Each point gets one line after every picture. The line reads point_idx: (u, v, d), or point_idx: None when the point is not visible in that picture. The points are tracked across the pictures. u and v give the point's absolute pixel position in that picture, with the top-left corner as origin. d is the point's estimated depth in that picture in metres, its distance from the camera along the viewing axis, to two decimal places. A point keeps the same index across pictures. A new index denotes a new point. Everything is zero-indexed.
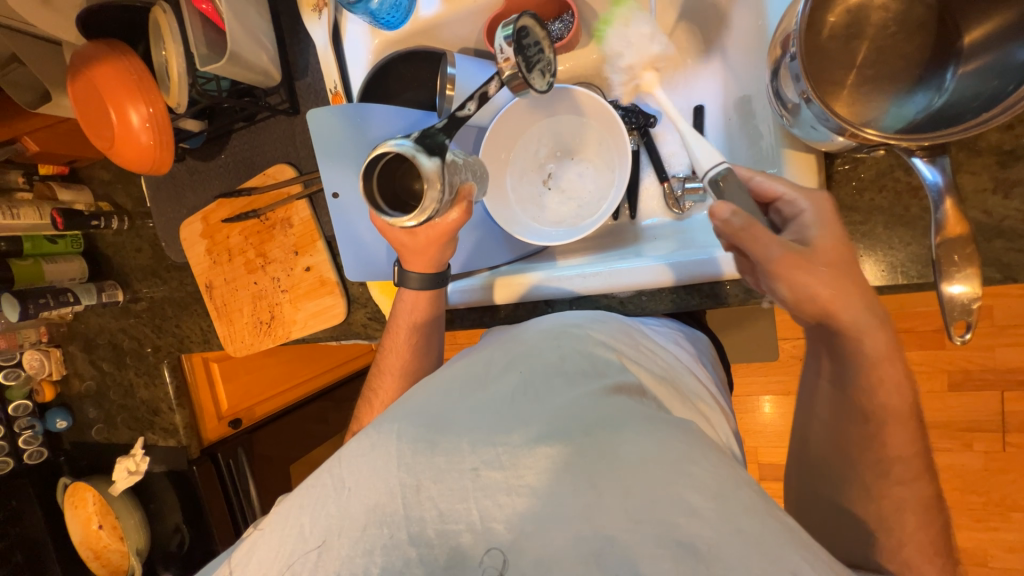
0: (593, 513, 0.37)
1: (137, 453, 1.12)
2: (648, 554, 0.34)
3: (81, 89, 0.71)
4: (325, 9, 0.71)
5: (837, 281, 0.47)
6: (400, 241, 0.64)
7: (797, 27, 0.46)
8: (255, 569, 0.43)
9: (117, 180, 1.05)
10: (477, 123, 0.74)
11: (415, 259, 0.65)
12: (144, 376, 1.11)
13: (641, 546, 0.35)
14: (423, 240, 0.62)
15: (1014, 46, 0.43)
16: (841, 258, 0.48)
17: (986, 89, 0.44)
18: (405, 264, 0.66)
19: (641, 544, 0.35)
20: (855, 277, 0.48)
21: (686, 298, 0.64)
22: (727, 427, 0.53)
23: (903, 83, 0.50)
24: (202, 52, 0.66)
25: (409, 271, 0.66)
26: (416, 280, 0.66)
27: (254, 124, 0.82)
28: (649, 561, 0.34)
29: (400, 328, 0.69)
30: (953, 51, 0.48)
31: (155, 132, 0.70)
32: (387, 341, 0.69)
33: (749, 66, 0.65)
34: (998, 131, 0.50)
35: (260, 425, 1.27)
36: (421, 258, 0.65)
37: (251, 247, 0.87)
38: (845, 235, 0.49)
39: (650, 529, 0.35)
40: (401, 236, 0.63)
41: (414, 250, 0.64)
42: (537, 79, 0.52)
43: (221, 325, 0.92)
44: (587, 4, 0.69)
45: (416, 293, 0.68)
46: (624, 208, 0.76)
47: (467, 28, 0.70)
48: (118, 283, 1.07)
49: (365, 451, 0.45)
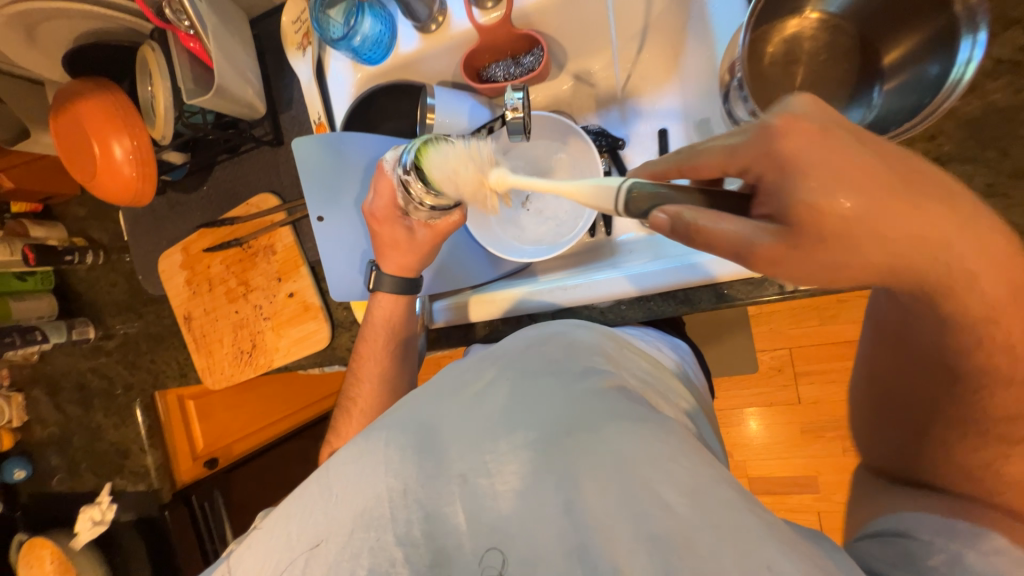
0: (574, 509, 0.38)
1: (103, 500, 1.04)
2: (625, 548, 0.36)
3: (63, 122, 0.72)
4: (309, 47, 0.75)
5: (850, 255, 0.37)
6: (392, 240, 0.68)
7: (742, 54, 0.50)
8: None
9: (93, 216, 1.04)
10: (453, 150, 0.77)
11: (393, 260, 0.70)
12: (114, 417, 1.06)
13: (619, 541, 0.36)
14: (422, 240, 0.68)
15: (925, 64, 0.49)
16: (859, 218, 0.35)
17: (907, 103, 0.50)
18: (385, 265, 0.70)
19: (619, 539, 0.36)
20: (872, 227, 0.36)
21: (661, 305, 0.67)
22: (707, 421, 0.55)
23: (838, 101, 0.57)
24: (189, 87, 0.68)
25: (385, 273, 0.70)
26: (390, 281, 0.70)
27: (238, 155, 0.83)
28: (626, 557, 0.35)
29: (379, 334, 0.71)
30: (877, 72, 0.54)
31: (138, 164, 0.71)
32: (361, 347, 0.72)
33: (701, 90, 0.73)
34: (922, 141, 0.53)
35: (238, 464, 1.21)
36: (404, 257, 0.69)
37: (233, 275, 0.87)
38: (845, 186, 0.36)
39: (628, 523, 0.37)
40: (397, 234, 0.68)
41: (406, 249, 0.69)
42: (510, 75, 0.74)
43: (200, 357, 0.91)
44: (556, 41, 0.75)
45: (389, 295, 0.71)
46: (599, 225, 0.80)
47: (444, 62, 0.75)
48: (90, 320, 1.04)
49: (354, 459, 0.45)
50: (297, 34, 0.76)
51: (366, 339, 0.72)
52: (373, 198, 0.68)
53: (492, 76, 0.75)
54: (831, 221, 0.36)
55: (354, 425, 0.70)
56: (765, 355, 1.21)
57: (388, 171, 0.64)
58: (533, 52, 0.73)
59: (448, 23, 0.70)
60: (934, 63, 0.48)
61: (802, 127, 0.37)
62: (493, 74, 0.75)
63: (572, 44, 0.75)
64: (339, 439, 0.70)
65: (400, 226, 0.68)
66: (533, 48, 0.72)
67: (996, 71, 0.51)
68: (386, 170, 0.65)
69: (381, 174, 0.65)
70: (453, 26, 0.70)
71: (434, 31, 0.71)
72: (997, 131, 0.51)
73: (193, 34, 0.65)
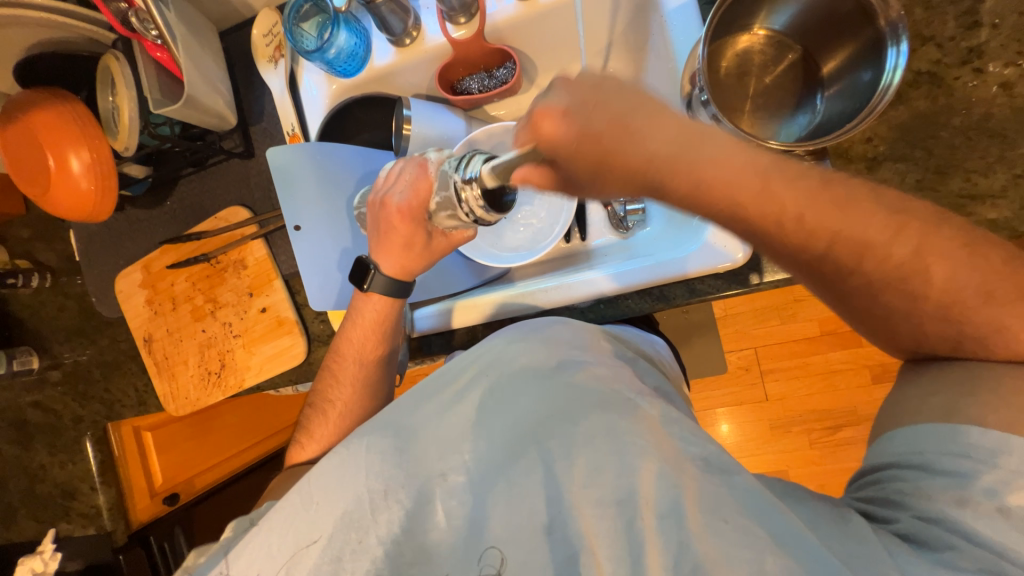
0: (548, 489, 0.40)
1: (46, 549, 0.93)
2: (591, 513, 0.38)
3: (16, 134, 0.69)
4: (281, 59, 0.75)
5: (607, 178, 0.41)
6: (404, 240, 0.64)
7: (701, 64, 0.53)
8: None
9: (39, 237, 0.98)
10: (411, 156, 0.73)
11: (394, 260, 0.65)
12: (61, 453, 0.97)
13: (585, 508, 0.39)
14: (434, 249, 0.65)
15: (860, 71, 0.55)
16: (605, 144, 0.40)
17: (847, 106, 0.56)
18: (384, 264, 0.66)
19: (585, 507, 0.39)
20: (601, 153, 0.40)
21: (638, 303, 0.69)
22: (681, 397, 0.58)
23: (787, 108, 0.62)
24: (157, 97, 0.66)
25: (381, 273, 0.66)
26: (385, 282, 0.66)
27: (205, 168, 0.81)
28: (592, 521, 0.38)
29: (349, 357, 0.68)
30: (818, 81, 0.61)
31: (96, 177, 0.68)
32: (343, 345, 0.68)
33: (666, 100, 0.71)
34: (861, 142, 0.59)
35: (200, 500, 1.12)
36: (401, 262, 0.65)
37: (199, 293, 0.83)
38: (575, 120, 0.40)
39: (596, 492, 0.39)
40: (404, 233, 0.64)
41: (413, 256, 0.65)
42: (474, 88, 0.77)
43: (162, 381, 0.85)
44: (526, 57, 0.78)
45: (381, 297, 0.67)
46: (575, 232, 0.82)
47: (419, 75, 0.77)
48: (35, 348, 0.96)
49: (334, 467, 0.44)
50: (269, 47, 0.75)
51: (352, 339, 0.68)
52: (403, 193, 0.62)
53: (466, 89, 0.78)
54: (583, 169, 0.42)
55: (330, 428, 0.65)
56: (732, 355, 1.26)
57: (433, 171, 0.60)
58: (506, 66, 0.76)
59: (423, 38, 0.72)
60: (866, 70, 0.54)
61: (549, 115, 0.41)
62: (468, 87, 0.78)
63: (542, 60, 0.79)
64: (314, 442, 0.65)
65: (420, 231, 0.64)
66: (505, 61, 0.75)
67: (917, 81, 0.58)
68: (429, 170, 0.61)
69: (422, 171, 0.61)
70: (428, 40, 0.72)
71: (409, 44, 0.73)
72: (921, 133, 0.58)
73: (160, 44, 0.65)
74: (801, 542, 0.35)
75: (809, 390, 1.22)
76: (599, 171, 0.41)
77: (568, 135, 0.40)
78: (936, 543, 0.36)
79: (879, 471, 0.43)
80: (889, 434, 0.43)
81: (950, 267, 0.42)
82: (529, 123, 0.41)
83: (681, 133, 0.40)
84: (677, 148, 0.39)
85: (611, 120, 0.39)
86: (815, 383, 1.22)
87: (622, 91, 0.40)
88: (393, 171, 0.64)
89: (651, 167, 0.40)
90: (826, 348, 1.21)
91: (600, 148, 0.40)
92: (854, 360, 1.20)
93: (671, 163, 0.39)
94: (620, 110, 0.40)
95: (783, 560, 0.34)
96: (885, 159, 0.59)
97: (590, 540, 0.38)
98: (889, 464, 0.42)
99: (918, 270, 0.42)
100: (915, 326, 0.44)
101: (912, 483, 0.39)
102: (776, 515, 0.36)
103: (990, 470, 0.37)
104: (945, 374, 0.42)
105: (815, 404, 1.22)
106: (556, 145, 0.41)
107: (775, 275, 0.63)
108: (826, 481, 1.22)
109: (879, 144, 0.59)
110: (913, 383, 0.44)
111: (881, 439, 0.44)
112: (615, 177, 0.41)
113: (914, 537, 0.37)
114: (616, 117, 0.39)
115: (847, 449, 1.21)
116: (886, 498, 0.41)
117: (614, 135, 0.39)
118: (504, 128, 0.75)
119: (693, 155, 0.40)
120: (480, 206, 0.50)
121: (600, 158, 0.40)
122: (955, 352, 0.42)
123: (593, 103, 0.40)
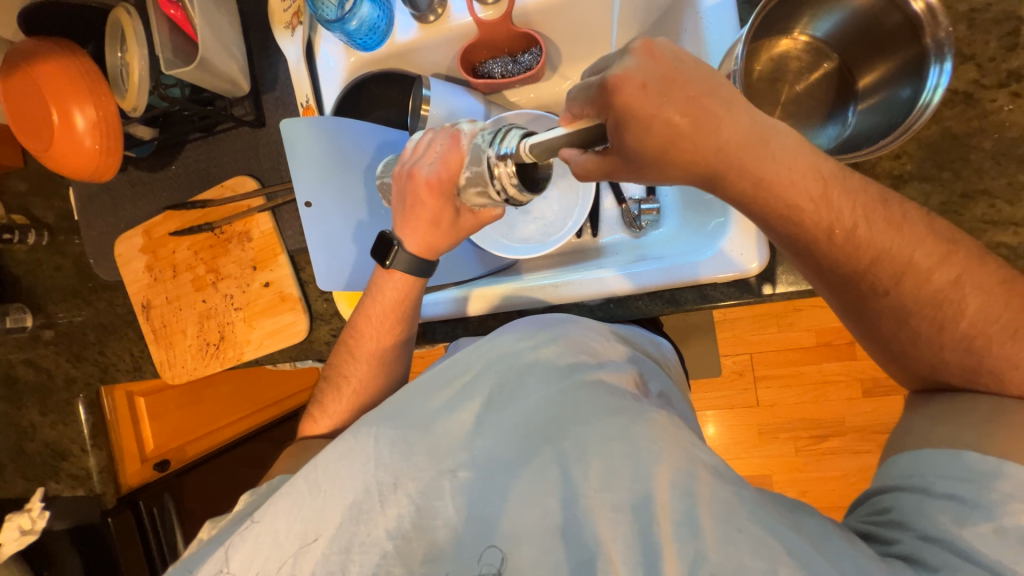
0: (563, 490, 0.40)
1: (34, 507, 0.92)
2: (606, 518, 0.38)
3: (20, 85, 0.66)
4: (299, 27, 0.72)
5: (678, 155, 0.42)
6: (431, 216, 0.62)
7: (739, 65, 0.52)
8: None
9: (36, 192, 0.95)
10: None
11: (418, 236, 0.63)
12: (52, 414, 0.95)
13: (600, 512, 0.38)
14: (461, 227, 0.63)
15: (898, 87, 0.54)
16: (688, 117, 0.40)
17: (881, 122, 0.55)
18: (408, 240, 0.63)
19: (600, 511, 0.39)
20: (675, 127, 0.41)
21: (648, 304, 0.68)
22: (684, 401, 0.58)
23: (818, 118, 0.61)
24: (167, 57, 0.64)
25: (405, 250, 0.63)
26: (407, 258, 0.63)
27: (212, 134, 0.78)
28: (606, 525, 0.38)
29: (367, 338, 0.65)
30: (852, 94, 0.59)
31: (101, 136, 0.65)
32: (360, 323, 0.66)
33: None
34: (889, 159, 0.58)
35: (191, 467, 1.11)
36: (425, 239, 0.63)
37: (201, 262, 0.81)
38: (659, 94, 0.40)
39: (612, 495, 0.39)
40: (433, 207, 0.61)
41: (439, 232, 0.63)
42: (494, 73, 0.76)
43: (159, 349, 0.84)
44: (552, 44, 0.76)
45: (403, 275, 0.64)
46: (587, 228, 0.81)
47: (441, 54, 0.74)
48: (28, 305, 0.94)
49: (342, 455, 0.44)
50: (286, 12, 0.73)
51: (370, 318, 0.65)
52: (433, 165, 0.59)
53: (488, 72, 0.76)
54: (654, 141, 0.41)
55: (343, 403, 0.64)
56: (727, 359, 1.27)
57: (465, 145, 0.57)
58: (530, 51, 0.74)
59: (448, 16, 0.70)
60: (905, 87, 0.53)
61: (629, 83, 0.40)
62: (491, 70, 0.76)
63: (568, 48, 0.77)
64: (326, 416, 0.64)
65: (448, 207, 0.61)
66: (531, 47, 0.73)
67: (952, 101, 0.57)
68: (461, 143, 0.58)
69: (454, 143, 0.58)
70: (453, 18, 0.70)
71: (432, 21, 0.70)
72: (950, 155, 0.57)
73: (176, 2, 0.64)
74: (814, 558, 0.34)
75: (800, 399, 1.24)
76: (666, 148, 0.42)
77: (644, 110, 0.40)
78: (936, 563, 0.36)
79: (882, 494, 0.43)
80: (903, 455, 0.43)
81: (965, 295, 0.42)
82: (607, 89, 0.41)
83: (749, 125, 0.41)
84: (749, 135, 0.41)
85: (688, 100, 0.40)
86: (807, 393, 1.23)
87: (698, 71, 0.41)
88: (421, 143, 0.61)
89: (721, 153, 0.41)
90: (821, 358, 1.22)
91: (673, 127, 0.41)
92: (848, 373, 1.21)
93: (739, 151, 0.41)
94: (695, 92, 0.40)
95: (796, 570, 0.33)
96: (911, 178, 0.58)
97: (604, 544, 0.38)
98: (893, 487, 0.42)
99: (936, 296, 0.42)
100: (930, 353, 0.43)
101: (914, 505, 0.39)
102: (783, 526, 0.36)
103: (1004, 501, 0.36)
104: (956, 402, 0.42)
105: (805, 413, 1.24)
106: (630, 115, 0.41)
107: (788, 286, 0.63)
108: (808, 487, 1.24)
109: (907, 162, 0.58)
110: (921, 406, 0.44)
111: (887, 463, 0.44)
112: (681, 160, 0.42)
113: (915, 557, 0.37)
114: (700, 95, 0.40)
115: (831, 459, 1.23)
116: (888, 518, 0.40)
117: (687, 118, 0.40)
118: (525, 116, 0.73)
119: (760, 150, 0.41)
120: (513, 183, 0.49)
121: (671, 135, 0.41)
122: (967, 378, 0.43)
123: (670, 82, 0.40)
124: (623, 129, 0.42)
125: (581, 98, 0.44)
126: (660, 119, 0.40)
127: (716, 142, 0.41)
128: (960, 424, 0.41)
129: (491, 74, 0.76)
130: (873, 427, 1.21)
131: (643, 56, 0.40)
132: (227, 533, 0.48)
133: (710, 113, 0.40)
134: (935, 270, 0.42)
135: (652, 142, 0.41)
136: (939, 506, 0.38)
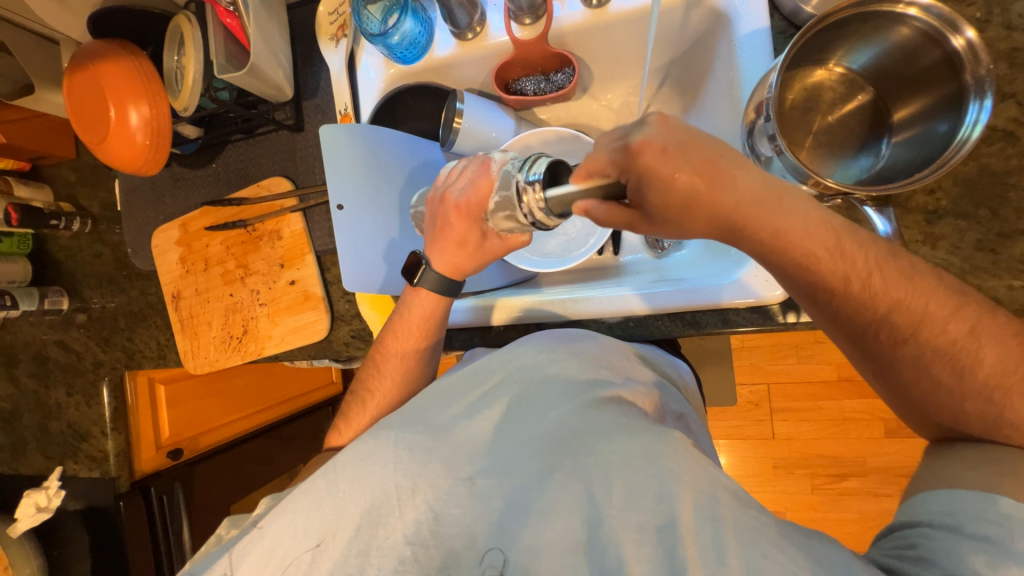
0: (586, 508, 0.40)
1: (51, 485, 0.96)
2: (629, 539, 0.38)
3: (81, 80, 0.71)
4: (343, 39, 0.75)
5: (699, 212, 0.41)
6: (458, 238, 0.63)
7: (772, 92, 0.52)
8: (248, 570, 0.44)
9: (83, 181, 1.00)
10: (460, 147, 0.74)
11: (446, 257, 0.64)
12: (78, 395, 0.98)
13: (624, 531, 0.38)
14: (489, 250, 0.64)
15: (934, 122, 0.53)
16: (710, 176, 0.39)
17: (916, 155, 0.55)
18: (436, 260, 0.65)
19: (624, 530, 0.38)
20: (705, 177, 0.39)
21: (669, 325, 0.67)
22: (702, 427, 0.57)
23: (850, 149, 0.62)
24: (220, 62, 0.68)
25: (433, 271, 0.65)
26: (435, 279, 0.65)
27: (253, 136, 0.82)
28: (630, 547, 0.37)
29: (394, 353, 0.66)
30: (886, 126, 0.59)
31: (153, 134, 0.70)
32: (386, 340, 0.67)
33: (728, 113, 0.68)
34: (923, 194, 0.57)
35: (203, 458, 1.12)
36: (453, 261, 0.64)
37: (232, 257, 0.84)
38: (686, 162, 0.39)
39: (635, 516, 0.38)
40: (461, 229, 0.63)
41: (469, 254, 0.64)
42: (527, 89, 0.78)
43: (184, 339, 0.87)
44: (585, 67, 0.78)
45: (429, 294, 0.65)
46: (609, 245, 0.82)
47: (476, 70, 0.77)
48: (65, 289, 0.98)
49: (363, 457, 0.45)
50: (332, 25, 0.76)
51: (396, 333, 0.66)
52: (463, 189, 0.62)
53: (521, 89, 0.78)
54: (681, 194, 0.40)
55: (366, 417, 0.64)
56: (744, 388, 1.24)
57: (495, 170, 0.59)
58: (564, 71, 0.76)
59: (486, 34, 0.72)
60: (943, 121, 0.52)
61: (650, 148, 0.39)
62: (523, 87, 0.78)
63: (600, 71, 0.79)
64: (349, 428, 0.65)
65: (475, 229, 0.63)
66: (565, 66, 0.75)
67: (991, 137, 0.56)
68: (491, 169, 0.60)
69: (483, 170, 0.60)
70: (490, 37, 0.72)
71: (471, 39, 0.73)
72: (987, 192, 0.56)
73: (232, 11, 0.68)
74: None
75: (819, 434, 1.20)
76: (682, 212, 0.41)
77: (663, 175, 0.39)
78: None
79: (910, 531, 0.40)
80: (921, 498, 0.41)
81: (992, 334, 0.41)
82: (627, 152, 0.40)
83: (762, 179, 0.40)
84: (762, 197, 0.40)
85: (703, 162, 0.39)
86: (826, 429, 1.19)
87: (713, 137, 0.40)
88: (454, 168, 0.64)
89: (734, 212, 0.40)
90: (842, 394, 1.18)
91: (691, 188, 0.39)
92: (870, 411, 1.17)
93: (755, 208, 0.40)
94: (709, 153, 0.40)
95: None
96: (945, 213, 0.57)
97: (627, 566, 0.37)
98: (921, 524, 0.39)
99: (959, 338, 0.42)
100: (959, 391, 0.42)
101: (945, 544, 0.37)
102: (811, 561, 0.34)
103: None
104: (988, 448, 0.40)
105: (823, 450, 1.19)
106: (651, 177, 0.39)
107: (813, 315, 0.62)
108: (820, 526, 1.20)
109: (941, 197, 0.57)
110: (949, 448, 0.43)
111: (910, 507, 0.42)
112: (701, 217, 0.41)
113: None
114: (715, 157, 0.40)
115: (848, 499, 1.18)
116: (915, 554, 0.38)
117: (704, 177, 0.39)
118: (554, 132, 0.75)
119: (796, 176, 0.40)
120: (541, 209, 0.48)
121: (689, 196, 0.40)
122: (998, 426, 0.41)
123: (690, 148, 0.39)
124: (644, 190, 0.41)
125: (603, 155, 0.42)
126: (683, 180, 0.39)
127: (731, 202, 0.40)
128: (989, 472, 0.39)
129: (524, 89, 0.78)
130: (895, 469, 1.16)
131: (661, 126, 0.39)
132: (247, 528, 0.49)
133: (730, 168, 0.40)
134: (963, 317, 0.42)
135: (671, 204, 0.40)
136: (972, 553, 0.36)
